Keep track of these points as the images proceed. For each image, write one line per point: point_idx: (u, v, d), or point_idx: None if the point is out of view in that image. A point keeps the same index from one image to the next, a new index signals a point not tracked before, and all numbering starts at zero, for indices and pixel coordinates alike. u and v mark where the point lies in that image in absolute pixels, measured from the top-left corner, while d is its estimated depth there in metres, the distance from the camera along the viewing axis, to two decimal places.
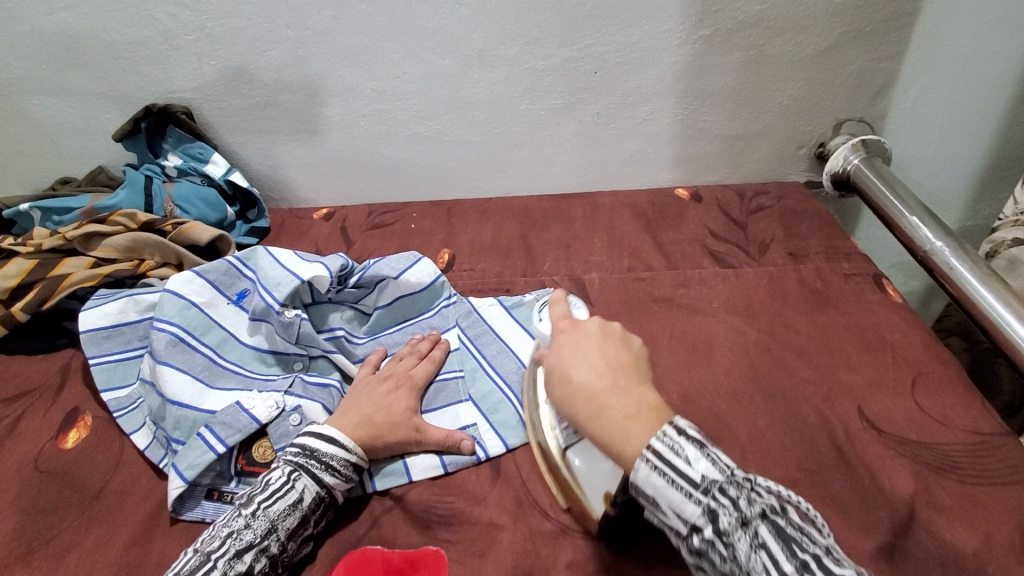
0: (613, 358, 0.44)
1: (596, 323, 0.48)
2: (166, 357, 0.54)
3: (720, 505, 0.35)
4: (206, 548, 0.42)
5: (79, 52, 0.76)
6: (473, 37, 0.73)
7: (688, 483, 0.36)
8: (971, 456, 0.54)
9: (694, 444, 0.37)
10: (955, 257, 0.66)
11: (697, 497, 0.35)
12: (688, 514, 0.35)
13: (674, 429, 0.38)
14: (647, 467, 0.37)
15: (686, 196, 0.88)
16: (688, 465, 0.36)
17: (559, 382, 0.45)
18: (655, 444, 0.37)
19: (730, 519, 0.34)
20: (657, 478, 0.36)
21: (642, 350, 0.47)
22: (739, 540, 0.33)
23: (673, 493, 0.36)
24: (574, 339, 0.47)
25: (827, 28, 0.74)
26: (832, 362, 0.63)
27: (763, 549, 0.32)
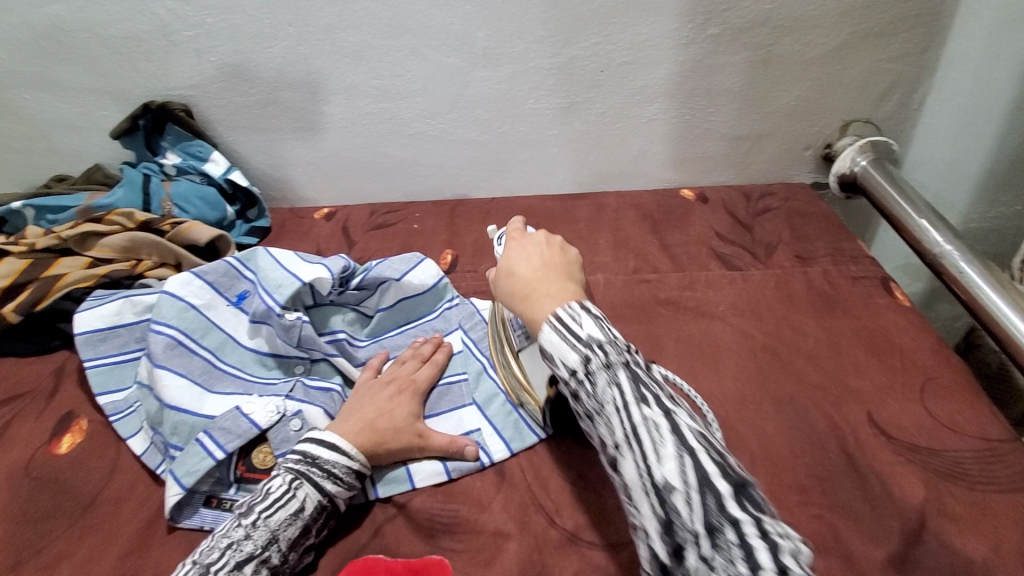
0: (549, 259, 0.52)
1: (540, 235, 0.55)
2: (164, 361, 0.53)
3: (595, 354, 0.40)
4: (204, 560, 0.40)
5: (76, 48, 0.74)
6: (478, 35, 0.72)
7: (575, 338, 0.41)
8: (980, 463, 0.53)
9: (592, 316, 0.42)
10: (964, 261, 0.65)
11: (580, 347, 0.41)
12: (570, 360, 0.41)
13: (578, 305, 0.44)
14: (549, 329, 0.43)
15: (691, 197, 0.87)
16: (577, 326, 0.42)
17: (503, 277, 0.52)
18: (560, 313, 0.43)
19: (600, 364, 0.40)
20: (552, 334, 0.42)
21: (577, 259, 0.54)
22: (601, 379, 0.39)
23: (562, 345, 0.42)
24: (519, 244, 0.54)
25: (835, 28, 0.73)
26: (840, 367, 0.62)
27: (618, 386, 0.38)
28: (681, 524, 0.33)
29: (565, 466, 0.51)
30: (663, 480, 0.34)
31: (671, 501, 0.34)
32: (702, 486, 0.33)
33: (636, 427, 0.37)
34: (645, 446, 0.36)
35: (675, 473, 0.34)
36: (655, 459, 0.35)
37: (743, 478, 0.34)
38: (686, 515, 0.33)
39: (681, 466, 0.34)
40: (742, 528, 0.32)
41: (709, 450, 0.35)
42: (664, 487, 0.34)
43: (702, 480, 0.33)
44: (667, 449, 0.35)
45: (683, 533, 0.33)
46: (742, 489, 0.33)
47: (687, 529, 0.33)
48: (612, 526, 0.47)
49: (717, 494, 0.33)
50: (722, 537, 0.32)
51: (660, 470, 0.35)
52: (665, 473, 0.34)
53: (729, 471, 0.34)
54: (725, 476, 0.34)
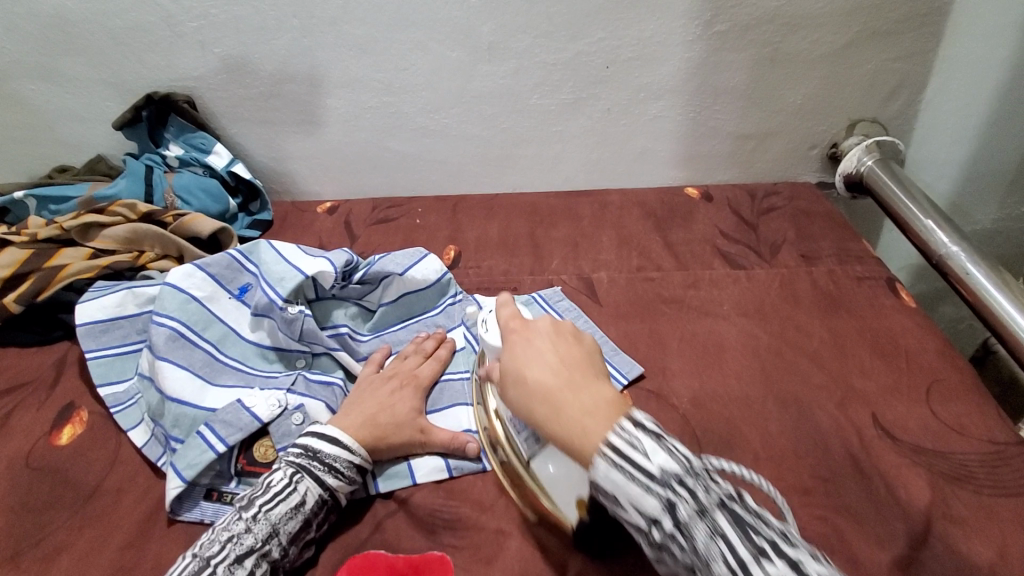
0: (568, 356, 0.42)
1: (546, 321, 0.46)
2: (166, 353, 0.53)
3: (680, 496, 0.33)
4: (205, 553, 0.40)
5: (79, 37, 0.74)
6: (483, 30, 0.72)
7: (644, 475, 0.34)
8: (986, 466, 0.52)
9: (652, 436, 0.36)
10: (971, 262, 0.65)
11: (657, 489, 0.34)
12: (648, 508, 0.34)
13: (631, 423, 0.36)
14: (605, 463, 0.35)
15: (696, 196, 0.87)
16: (645, 457, 0.35)
17: (513, 383, 0.43)
18: (612, 439, 0.36)
19: (689, 510, 0.33)
20: (615, 473, 0.35)
21: (595, 345, 0.45)
22: (698, 530, 0.32)
23: (632, 488, 0.34)
24: (524, 338, 0.45)
25: (844, 26, 0.72)
26: (844, 367, 0.62)
27: (721, 539, 0.32)
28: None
29: None
30: None
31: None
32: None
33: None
34: None
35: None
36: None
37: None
38: None
39: None
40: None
41: None
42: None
43: None
44: None
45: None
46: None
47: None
48: None
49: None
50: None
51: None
52: None
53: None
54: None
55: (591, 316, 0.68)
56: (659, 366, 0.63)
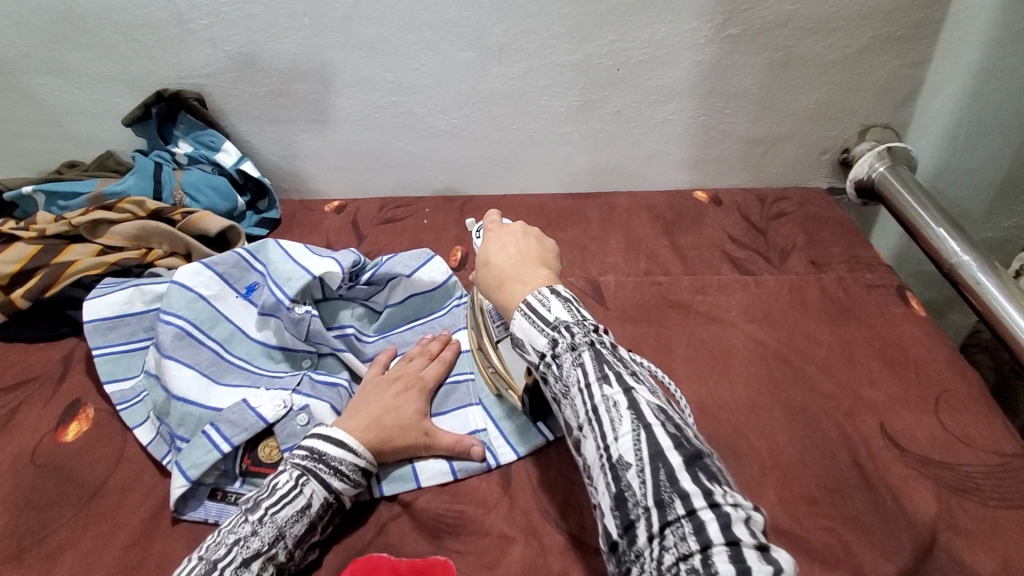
0: (526, 248, 0.50)
1: (518, 224, 0.53)
2: (172, 352, 0.53)
3: (562, 336, 0.41)
4: (211, 556, 0.40)
5: (91, 34, 0.74)
6: (494, 30, 0.71)
7: (542, 321, 0.43)
8: (994, 478, 0.52)
9: (561, 300, 0.43)
10: (982, 271, 0.64)
11: (548, 332, 0.42)
12: (539, 345, 0.42)
13: (549, 290, 0.44)
14: (521, 315, 0.44)
15: (704, 200, 0.86)
16: (546, 310, 0.43)
17: (480, 266, 0.51)
18: (531, 299, 0.44)
19: (566, 345, 0.41)
20: (523, 320, 0.43)
21: (555, 246, 0.52)
22: (566, 361, 0.41)
23: (532, 331, 0.43)
24: (496, 233, 0.52)
25: (858, 31, 0.72)
26: (853, 376, 0.61)
27: (580, 367, 0.40)
28: (635, 499, 0.35)
29: (573, 469, 0.50)
30: (620, 454, 0.36)
31: (625, 474, 0.36)
32: (654, 460, 0.35)
33: (597, 406, 0.38)
34: (604, 425, 0.38)
35: (630, 448, 0.36)
36: (613, 435, 0.37)
37: (696, 450, 0.36)
38: (638, 490, 0.35)
39: (636, 440, 0.36)
40: (691, 503, 0.33)
41: (665, 427, 0.37)
42: (620, 462, 0.36)
43: (655, 453, 0.35)
44: (623, 425, 0.37)
45: (635, 508, 0.35)
46: (693, 459, 0.35)
47: (639, 504, 0.35)
48: None
49: (668, 467, 0.35)
50: (671, 511, 0.33)
51: (617, 445, 0.37)
52: (621, 447, 0.36)
53: (682, 444, 0.36)
54: (677, 448, 0.36)
55: (597, 320, 0.68)
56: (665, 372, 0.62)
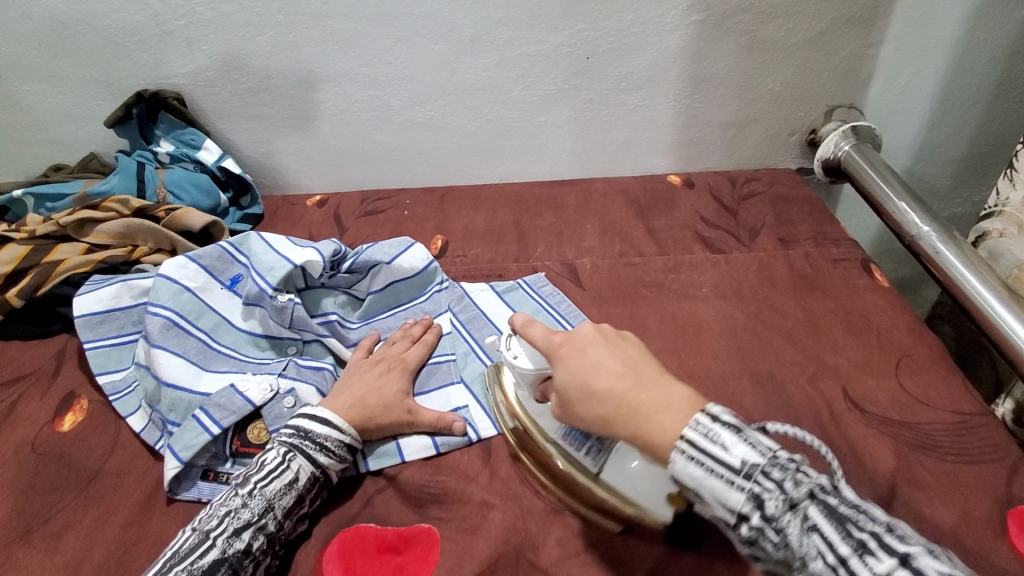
0: (626, 355, 0.43)
1: (588, 327, 0.46)
2: (160, 341, 0.55)
3: (767, 490, 0.35)
4: (204, 527, 0.42)
5: (70, 38, 0.75)
6: (465, 22, 0.73)
7: (728, 469, 0.35)
8: (950, 434, 0.55)
9: (731, 430, 0.37)
10: (941, 242, 0.67)
11: (740, 484, 0.35)
12: (734, 503, 0.35)
13: (707, 416, 0.37)
14: (684, 459, 0.37)
15: (678, 183, 0.89)
16: (726, 451, 0.36)
17: (580, 395, 0.43)
18: (691, 434, 0.37)
19: (779, 504, 0.34)
20: (694, 468, 0.36)
21: (636, 338, 0.46)
22: (790, 525, 0.34)
23: (716, 484, 0.36)
24: (575, 348, 0.45)
25: (818, 14, 0.74)
26: (818, 344, 0.64)
27: (815, 532, 0.33)
28: None
29: None
30: None
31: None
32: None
33: None
34: None
35: None
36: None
37: None
38: None
39: None
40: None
41: None
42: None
43: None
44: None
45: None
46: None
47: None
48: None
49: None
50: None
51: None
52: None
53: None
54: None
55: (573, 300, 0.70)
56: None
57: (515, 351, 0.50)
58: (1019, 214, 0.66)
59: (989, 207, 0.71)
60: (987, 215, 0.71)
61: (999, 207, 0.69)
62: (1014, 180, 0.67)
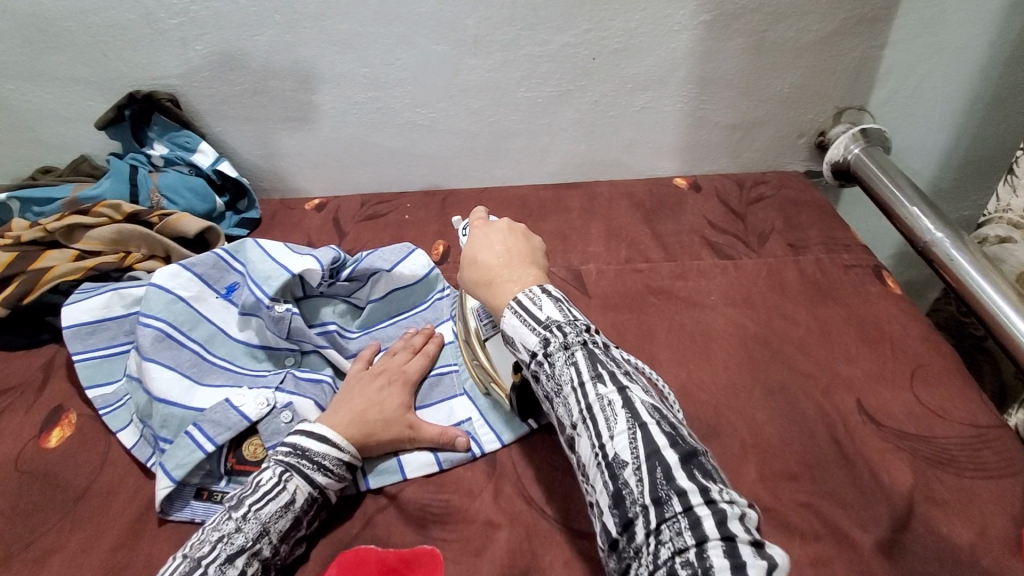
0: (512, 244, 0.50)
1: (505, 220, 0.53)
2: (152, 354, 0.53)
3: (554, 336, 0.41)
4: (195, 554, 0.40)
5: (60, 37, 0.73)
6: (468, 22, 0.71)
7: (535, 321, 0.42)
8: (968, 449, 0.53)
9: (553, 299, 0.43)
10: (956, 249, 0.65)
11: (540, 330, 0.42)
12: (530, 343, 0.42)
13: (540, 290, 0.44)
14: (511, 314, 0.43)
15: (684, 186, 0.87)
16: (537, 309, 0.43)
17: (466, 264, 0.50)
18: (521, 297, 0.44)
19: (559, 346, 0.41)
20: (514, 318, 0.43)
21: (541, 244, 0.52)
22: (559, 360, 0.41)
23: (523, 329, 0.43)
24: (481, 229, 0.51)
25: (829, 14, 0.72)
26: (831, 354, 0.63)
27: (575, 366, 0.40)
28: (632, 496, 0.35)
29: (556, 455, 0.51)
30: (616, 454, 0.36)
31: (622, 474, 0.36)
32: (651, 459, 0.35)
33: (590, 405, 0.38)
34: (599, 424, 0.38)
35: (626, 446, 0.36)
36: (609, 434, 0.37)
37: (690, 448, 0.36)
38: (636, 489, 0.35)
39: (632, 440, 0.36)
40: (688, 498, 0.33)
41: (660, 424, 0.37)
42: (615, 461, 0.36)
43: (651, 452, 0.36)
44: (619, 424, 0.37)
45: (633, 506, 0.35)
46: (688, 459, 0.35)
47: (637, 503, 0.34)
48: None
49: (665, 465, 0.35)
50: (668, 509, 0.33)
51: (612, 444, 0.37)
52: (617, 448, 0.36)
53: (679, 443, 0.36)
54: (673, 448, 0.36)
55: (578, 308, 0.68)
56: (646, 357, 0.63)
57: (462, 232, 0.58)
58: (1022, 220, 0.65)
59: (988, 213, 0.70)
60: (985, 221, 0.69)
61: (1000, 214, 0.67)
62: (1016, 186, 0.65)
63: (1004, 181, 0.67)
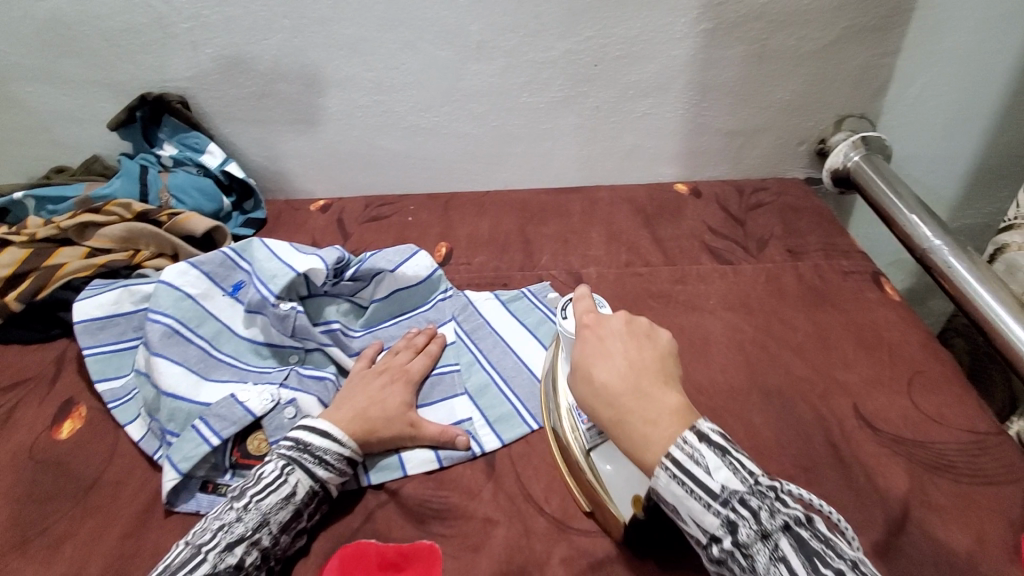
0: (639, 357, 0.41)
1: (619, 316, 0.44)
2: (161, 349, 0.55)
3: (740, 518, 0.34)
4: (197, 541, 0.42)
5: (74, 40, 0.75)
6: (472, 28, 0.73)
7: (706, 492, 0.35)
8: (965, 455, 0.54)
9: (716, 451, 0.36)
10: (953, 256, 0.65)
11: (716, 508, 0.35)
12: (707, 524, 0.35)
13: (694, 437, 0.37)
14: (666, 475, 0.36)
15: (685, 192, 0.88)
16: (706, 474, 0.36)
17: (579, 381, 0.42)
18: (676, 454, 0.36)
19: (751, 532, 0.34)
20: (675, 485, 0.36)
21: (670, 344, 0.43)
22: (760, 552, 0.33)
23: (691, 502, 0.36)
24: (596, 335, 0.43)
25: (829, 23, 0.73)
26: (828, 360, 0.63)
27: (783, 562, 0.33)
28: None
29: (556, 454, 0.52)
30: None
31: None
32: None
33: None
34: None
35: None
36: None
37: None
38: None
39: None
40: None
41: None
42: None
43: None
44: None
45: None
46: None
47: None
48: None
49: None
50: None
51: None
52: None
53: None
54: None
55: None
56: None
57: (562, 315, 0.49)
58: None
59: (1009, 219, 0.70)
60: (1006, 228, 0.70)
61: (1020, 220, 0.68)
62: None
63: None
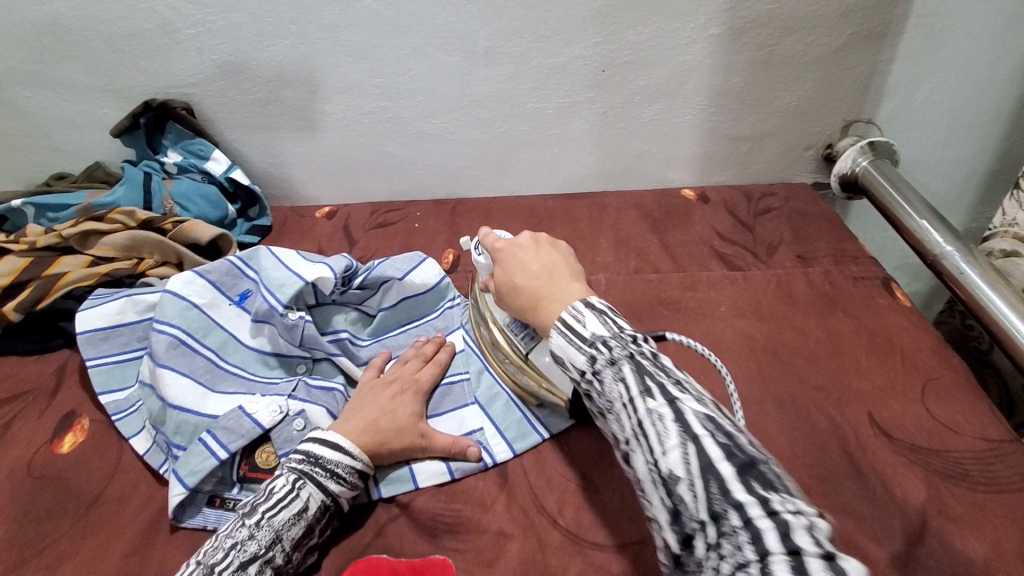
0: (546, 260, 0.53)
1: (526, 235, 0.57)
2: (166, 361, 0.53)
3: (600, 351, 0.42)
4: (209, 561, 0.41)
5: (77, 46, 0.74)
6: (480, 34, 0.72)
7: (580, 338, 0.43)
8: (981, 463, 0.53)
9: (595, 313, 0.44)
10: (965, 262, 0.65)
11: (586, 348, 0.43)
12: (578, 362, 0.43)
13: (582, 304, 0.45)
14: (556, 333, 0.45)
15: (692, 197, 0.87)
16: (582, 326, 0.44)
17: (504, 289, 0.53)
18: (565, 316, 0.45)
19: (605, 362, 0.41)
20: (559, 337, 0.44)
21: (569, 250, 0.56)
22: (608, 376, 0.41)
23: (569, 348, 0.43)
24: (512, 251, 0.55)
25: (837, 29, 0.73)
26: (842, 368, 0.62)
27: (622, 382, 0.40)
28: (688, 511, 0.34)
29: (568, 466, 0.51)
30: (669, 472, 0.35)
31: (677, 491, 0.35)
32: (705, 473, 0.34)
33: (640, 420, 0.38)
34: (651, 439, 0.37)
35: (678, 462, 0.35)
36: (661, 450, 0.36)
37: (750, 458, 0.34)
38: (692, 505, 0.34)
39: (684, 454, 0.35)
40: (746, 511, 0.32)
41: (714, 435, 0.36)
42: (669, 477, 0.35)
43: (705, 465, 0.34)
44: (671, 440, 0.36)
45: (691, 522, 0.34)
46: (748, 468, 0.34)
47: (695, 519, 0.34)
48: (613, 526, 0.47)
49: (721, 479, 0.34)
50: (726, 522, 0.33)
51: (666, 461, 0.36)
52: (670, 464, 0.35)
53: (735, 451, 0.35)
54: (727, 458, 0.34)
55: None
56: None
57: (479, 252, 0.60)
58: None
59: (993, 226, 0.70)
60: (991, 234, 0.70)
61: (1005, 228, 0.68)
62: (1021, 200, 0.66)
63: (1011, 196, 0.67)
